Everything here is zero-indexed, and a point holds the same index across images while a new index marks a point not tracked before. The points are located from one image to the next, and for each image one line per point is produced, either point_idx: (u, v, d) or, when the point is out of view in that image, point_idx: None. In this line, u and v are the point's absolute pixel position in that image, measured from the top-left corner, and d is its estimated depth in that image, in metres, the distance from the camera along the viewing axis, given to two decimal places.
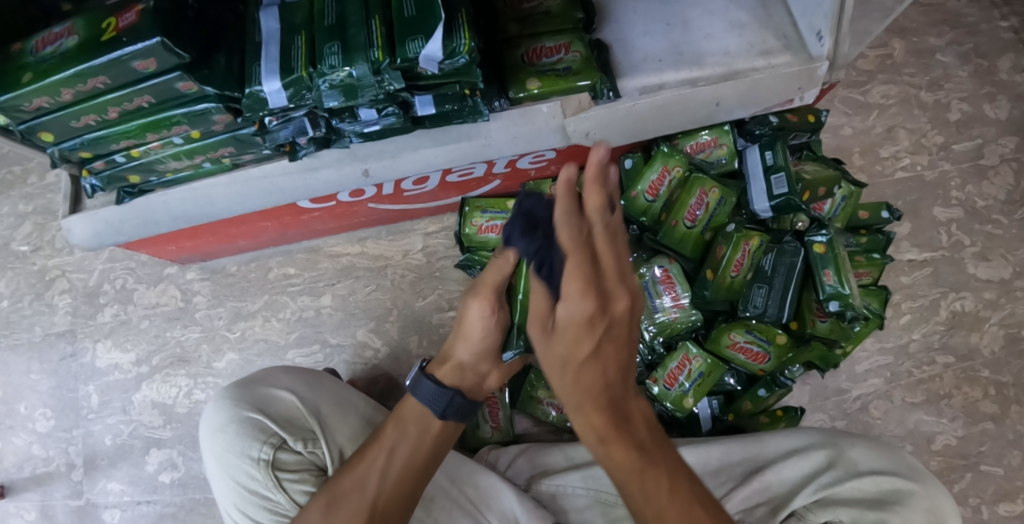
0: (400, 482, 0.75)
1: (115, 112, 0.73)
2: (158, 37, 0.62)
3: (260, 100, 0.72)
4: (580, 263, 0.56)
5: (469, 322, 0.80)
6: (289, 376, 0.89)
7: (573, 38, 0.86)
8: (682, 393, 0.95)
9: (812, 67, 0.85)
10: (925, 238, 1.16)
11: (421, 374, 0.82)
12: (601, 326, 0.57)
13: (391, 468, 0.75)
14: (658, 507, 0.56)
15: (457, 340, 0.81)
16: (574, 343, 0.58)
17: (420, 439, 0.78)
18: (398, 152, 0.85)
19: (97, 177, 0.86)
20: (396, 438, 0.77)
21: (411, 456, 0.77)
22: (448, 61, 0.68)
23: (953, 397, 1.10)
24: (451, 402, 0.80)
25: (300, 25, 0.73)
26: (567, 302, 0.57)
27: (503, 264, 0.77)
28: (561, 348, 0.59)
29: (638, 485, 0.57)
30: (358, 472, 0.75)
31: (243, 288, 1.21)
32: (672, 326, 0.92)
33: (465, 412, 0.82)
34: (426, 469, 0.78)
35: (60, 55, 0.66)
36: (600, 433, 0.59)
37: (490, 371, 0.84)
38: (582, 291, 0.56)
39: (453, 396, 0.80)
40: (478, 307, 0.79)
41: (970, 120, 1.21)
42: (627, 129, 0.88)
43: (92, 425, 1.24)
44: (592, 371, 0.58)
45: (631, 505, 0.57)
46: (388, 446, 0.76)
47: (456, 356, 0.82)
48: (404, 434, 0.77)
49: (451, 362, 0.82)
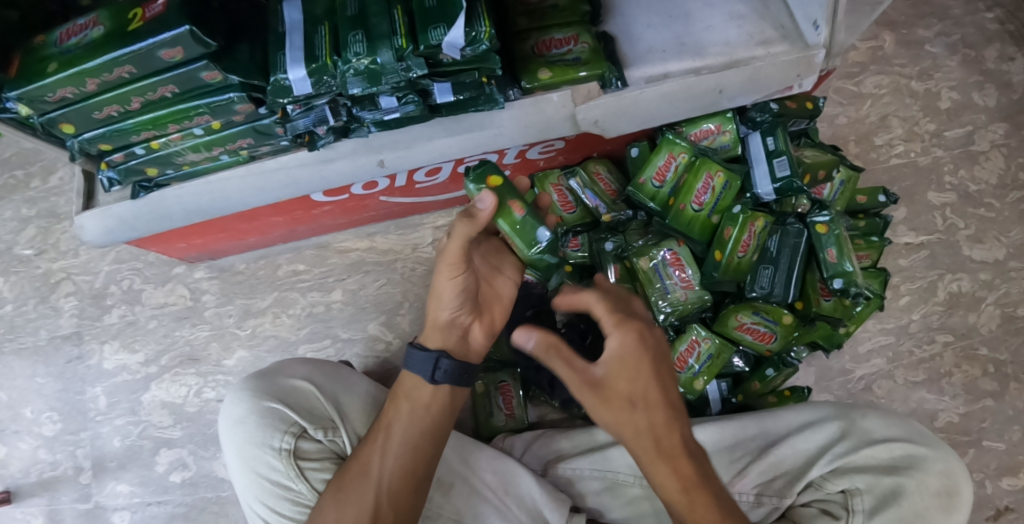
0: (402, 462, 0.72)
1: (138, 102, 0.74)
2: (186, 25, 0.64)
3: (283, 88, 0.74)
4: (615, 306, 0.67)
5: (438, 286, 0.68)
6: (306, 366, 0.89)
7: (581, 31, 0.89)
8: (693, 375, 0.97)
9: (810, 54, 0.87)
10: (920, 222, 1.19)
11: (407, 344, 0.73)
12: (651, 348, 0.64)
13: (389, 449, 0.73)
14: None
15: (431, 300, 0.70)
16: (628, 378, 0.63)
17: (414, 415, 0.74)
18: (412, 142, 0.87)
19: (114, 170, 0.87)
20: (391, 417, 0.74)
21: (406, 433, 0.73)
22: (470, 47, 0.72)
23: (954, 375, 1.13)
24: (438, 366, 0.71)
25: (321, 16, 0.77)
26: (615, 339, 0.64)
27: (474, 226, 0.62)
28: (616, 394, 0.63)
29: None
30: (361, 458, 0.73)
31: (252, 285, 1.22)
32: (683, 306, 0.92)
33: (459, 375, 0.73)
34: (426, 445, 0.74)
35: (86, 46, 0.68)
36: (682, 481, 0.60)
37: (473, 322, 0.73)
38: (632, 324, 0.65)
39: (439, 360, 0.71)
40: (449, 272, 0.66)
41: (960, 108, 1.25)
42: (635, 116, 0.90)
43: (99, 427, 1.24)
44: (658, 397, 0.62)
45: None
46: (384, 426, 0.74)
47: (434, 317, 0.71)
48: (397, 413, 0.74)
49: (431, 325, 0.71)
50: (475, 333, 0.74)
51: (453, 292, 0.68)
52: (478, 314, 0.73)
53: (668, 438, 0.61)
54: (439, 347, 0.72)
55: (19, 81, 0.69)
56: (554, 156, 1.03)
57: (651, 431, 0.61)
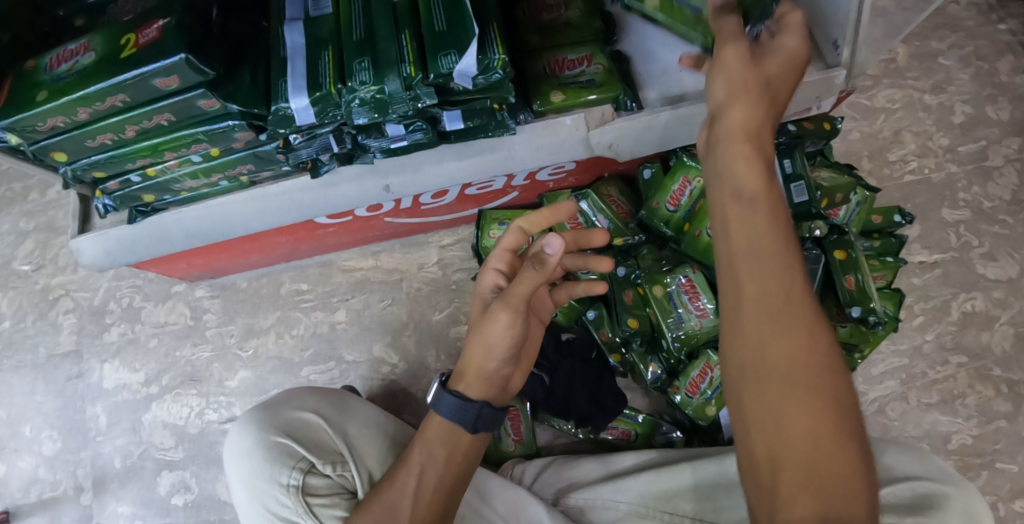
0: (431, 507, 0.70)
1: (133, 130, 0.72)
2: (182, 53, 0.61)
3: (286, 117, 0.72)
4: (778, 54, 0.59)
5: (492, 331, 0.67)
6: (314, 397, 0.88)
7: (595, 51, 0.87)
8: (704, 402, 0.94)
9: (830, 76, 0.85)
10: (934, 240, 1.18)
11: (442, 389, 0.70)
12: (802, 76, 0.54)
13: (422, 490, 0.70)
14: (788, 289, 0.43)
15: (476, 348, 0.69)
16: (782, 69, 0.53)
17: (448, 459, 0.71)
18: (420, 166, 0.85)
19: (110, 197, 0.84)
20: (424, 460, 0.71)
21: (440, 478, 0.71)
22: (482, 76, 0.70)
23: (967, 396, 1.11)
24: (479, 415, 0.69)
25: (326, 39, 0.75)
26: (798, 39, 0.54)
27: (542, 275, 0.62)
28: (744, 173, 0.47)
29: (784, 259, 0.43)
30: (387, 498, 0.70)
31: (254, 304, 1.20)
32: (698, 337, 0.89)
33: (494, 421, 0.71)
34: (455, 488, 0.72)
35: (78, 73, 0.65)
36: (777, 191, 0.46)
37: (513, 372, 0.73)
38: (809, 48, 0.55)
39: (482, 409, 0.69)
40: (507, 317, 0.66)
41: (975, 122, 1.23)
42: (650, 139, 0.88)
43: (100, 447, 1.21)
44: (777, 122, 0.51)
45: (767, 263, 0.43)
46: (417, 469, 0.71)
47: (479, 365, 0.69)
48: (432, 456, 0.71)
49: (474, 373, 0.69)
50: (513, 380, 0.74)
51: (506, 342, 0.68)
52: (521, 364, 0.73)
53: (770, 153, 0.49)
54: (481, 397, 0.70)
55: (9, 110, 0.66)
56: (563, 177, 1.00)
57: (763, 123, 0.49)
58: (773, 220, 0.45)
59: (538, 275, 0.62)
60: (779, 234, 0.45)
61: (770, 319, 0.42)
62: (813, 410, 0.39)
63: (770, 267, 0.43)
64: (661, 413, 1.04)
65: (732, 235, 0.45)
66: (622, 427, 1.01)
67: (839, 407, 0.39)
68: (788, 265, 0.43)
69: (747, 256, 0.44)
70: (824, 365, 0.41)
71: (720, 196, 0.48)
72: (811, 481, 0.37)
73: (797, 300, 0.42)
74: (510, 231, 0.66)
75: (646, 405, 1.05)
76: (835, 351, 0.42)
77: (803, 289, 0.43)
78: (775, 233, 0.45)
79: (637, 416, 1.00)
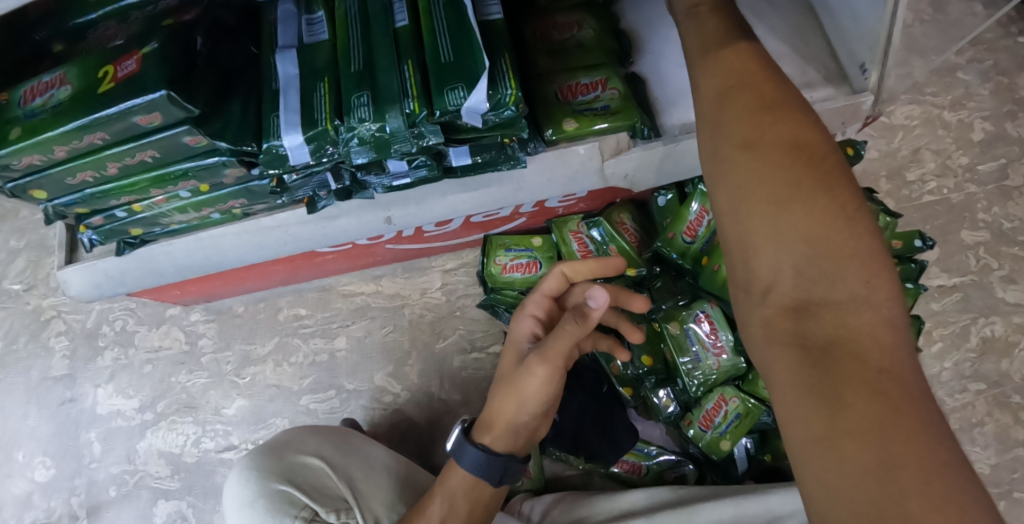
0: None
1: (115, 167, 0.67)
2: (163, 90, 0.57)
3: (279, 155, 0.68)
4: None
5: (527, 384, 0.62)
6: (318, 438, 0.85)
7: (610, 74, 0.83)
8: (718, 436, 0.90)
9: (858, 102, 0.81)
10: (953, 263, 1.14)
11: (466, 441, 0.64)
12: None
13: None
14: (791, 182, 0.44)
15: (508, 399, 0.63)
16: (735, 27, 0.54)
17: (471, 512, 0.65)
18: (423, 199, 0.81)
19: (95, 232, 0.80)
20: (445, 514, 0.64)
21: None
22: (494, 112, 0.67)
23: (986, 425, 1.07)
24: (507, 469, 0.63)
25: (322, 69, 0.71)
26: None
27: (583, 329, 0.61)
28: (713, 40, 0.54)
29: (782, 162, 0.45)
30: None
31: (252, 329, 1.16)
32: (715, 375, 0.85)
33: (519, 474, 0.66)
34: None
35: (53, 109, 0.60)
36: (764, 102, 0.48)
37: (541, 424, 0.67)
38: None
39: (507, 463, 0.63)
40: (545, 374, 0.62)
41: (994, 139, 1.19)
42: (666, 168, 0.84)
43: (94, 475, 1.17)
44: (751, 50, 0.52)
45: (763, 171, 0.45)
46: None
47: (510, 419, 0.63)
48: (455, 511, 0.64)
49: (504, 426, 0.63)
50: (540, 430, 0.68)
51: (542, 399, 0.63)
52: (550, 416, 0.67)
53: (756, 77, 0.49)
54: (507, 451, 0.64)
55: None
56: (574, 203, 0.97)
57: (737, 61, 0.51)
58: (749, 58, 0.51)
59: (579, 328, 0.61)
60: (752, 65, 0.50)
61: (776, 207, 0.44)
62: (797, 200, 0.43)
63: (766, 172, 0.45)
64: (673, 446, 1.01)
65: (730, 150, 0.47)
66: (632, 461, 0.97)
67: (830, 192, 0.43)
68: (786, 166, 0.45)
69: (719, 94, 0.50)
70: (811, 161, 0.45)
71: (699, 58, 0.54)
72: (799, 266, 0.42)
73: (801, 165, 0.45)
74: (550, 277, 0.67)
75: (658, 437, 1.02)
76: (856, 215, 0.43)
77: (809, 180, 0.44)
78: (747, 68, 0.50)
79: (649, 450, 0.96)
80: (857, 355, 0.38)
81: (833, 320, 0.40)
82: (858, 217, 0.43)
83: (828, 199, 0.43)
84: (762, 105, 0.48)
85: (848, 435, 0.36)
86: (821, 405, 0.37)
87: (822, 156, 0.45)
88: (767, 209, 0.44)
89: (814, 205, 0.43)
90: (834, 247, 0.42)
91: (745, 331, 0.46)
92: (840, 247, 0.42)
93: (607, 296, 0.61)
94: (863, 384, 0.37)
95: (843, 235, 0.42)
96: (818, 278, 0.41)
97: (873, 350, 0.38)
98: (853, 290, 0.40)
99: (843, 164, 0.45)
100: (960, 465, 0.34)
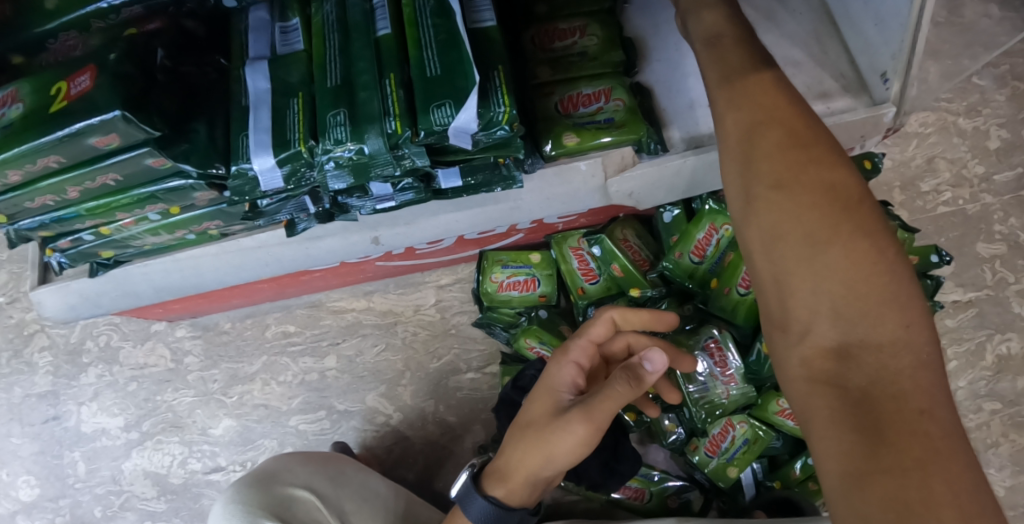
0: None
1: (76, 191, 0.63)
2: (117, 110, 0.52)
3: (250, 180, 0.64)
4: None
5: (561, 441, 0.58)
6: (307, 467, 0.81)
7: (614, 84, 0.78)
8: (726, 462, 0.87)
9: (880, 113, 0.76)
10: (968, 277, 1.10)
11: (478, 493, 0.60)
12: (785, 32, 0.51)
13: None
14: (824, 222, 0.40)
15: (533, 453, 0.59)
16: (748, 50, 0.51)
17: None
18: (413, 220, 0.78)
19: (63, 255, 0.76)
20: None
21: None
22: (484, 132, 0.62)
23: (1001, 446, 1.03)
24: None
25: (297, 85, 0.66)
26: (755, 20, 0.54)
27: (633, 393, 0.55)
28: (735, 64, 0.50)
29: (813, 200, 0.41)
30: None
31: (240, 348, 1.12)
32: (724, 403, 0.81)
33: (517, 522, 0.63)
34: None
35: (3, 130, 0.56)
36: (793, 136, 0.44)
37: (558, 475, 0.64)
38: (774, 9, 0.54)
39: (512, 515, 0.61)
40: (583, 434, 0.57)
41: (1011, 147, 1.14)
42: (674, 184, 0.80)
43: (79, 495, 1.13)
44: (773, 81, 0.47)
45: (794, 210, 0.41)
46: None
47: (532, 474, 0.59)
48: None
49: (525, 481, 0.59)
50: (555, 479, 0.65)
51: (572, 458, 0.59)
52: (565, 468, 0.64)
53: (781, 110, 0.45)
54: (522, 505, 0.61)
55: None
56: (574, 219, 0.93)
57: (757, 94, 0.47)
58: (775, 91, 0.47)
59: (630, 391, 0.55)
60: (778, 96, 0.46)
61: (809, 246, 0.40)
62: (832, 243, 0.39)
63: (798, 211, 0.41)
64: (678, 471, 0.96)
65: (756, 189, 0.43)
66: (634, 486, 0.93)
67: (867, 232, 0.40)
68: (816, 204, 0.41)
69: (744, 131, 0.46)
70: (846, 200, 0.41)
71: (718, 84, 0.50)
72: (834, 309, 0.38)
73: (834, 204, 0.41)
74: (597, 322, 0.64)
75: (662, 461, 0.98)
76: (893, 257, 0.39)
77: (843, 219, 0.40)
78: (775, 103, 0.46)
79: (653, 475, 0.92)
80: (897, 396, 0.35)
81: (873, 363, 0.36)
82: (894, 260, 0.39)
83: (863, 240, 0.39)
84: (792, 138, 0.44)
85: (890, 479, 0.32)
86: (862, 444, 0.34)
87: (855, 193, 0.41)
88: (797, 250, 0.40)
89: (850, 248, 0.39)
90: (871, 289, 0.38)
91: (780, 372, 0.42)
92: (878, 289, 0.38)
93: (665, 359, 0.55)
94: (907, 428, 0.33)
95: (881, 281, 0.38)
96: (855, 321, 0.38)
97: (915, 392, 0.35)
98: (892, 334, 0.37)
99: (877, 203, 0.42)
100: (999, 516, 0.31)
